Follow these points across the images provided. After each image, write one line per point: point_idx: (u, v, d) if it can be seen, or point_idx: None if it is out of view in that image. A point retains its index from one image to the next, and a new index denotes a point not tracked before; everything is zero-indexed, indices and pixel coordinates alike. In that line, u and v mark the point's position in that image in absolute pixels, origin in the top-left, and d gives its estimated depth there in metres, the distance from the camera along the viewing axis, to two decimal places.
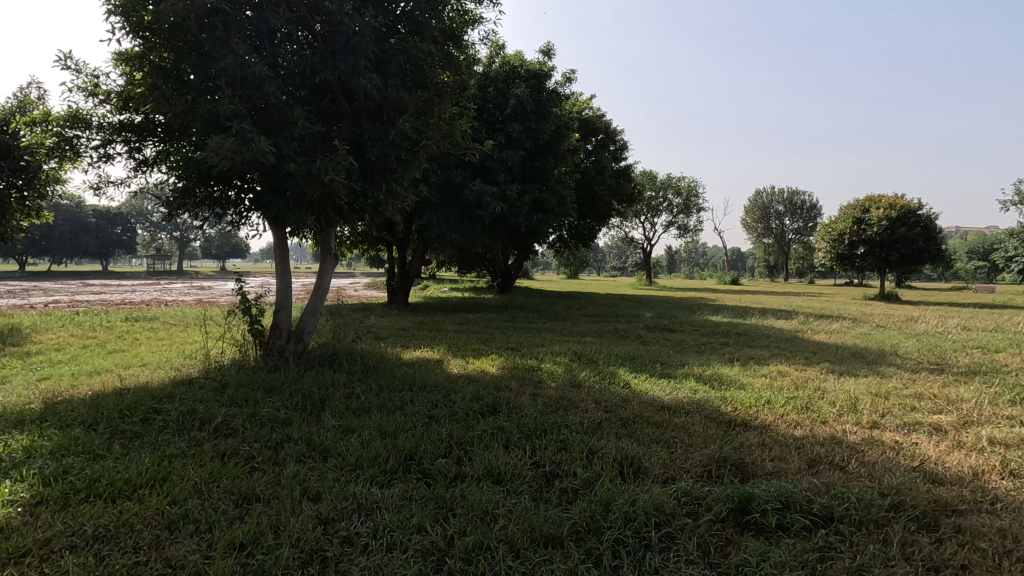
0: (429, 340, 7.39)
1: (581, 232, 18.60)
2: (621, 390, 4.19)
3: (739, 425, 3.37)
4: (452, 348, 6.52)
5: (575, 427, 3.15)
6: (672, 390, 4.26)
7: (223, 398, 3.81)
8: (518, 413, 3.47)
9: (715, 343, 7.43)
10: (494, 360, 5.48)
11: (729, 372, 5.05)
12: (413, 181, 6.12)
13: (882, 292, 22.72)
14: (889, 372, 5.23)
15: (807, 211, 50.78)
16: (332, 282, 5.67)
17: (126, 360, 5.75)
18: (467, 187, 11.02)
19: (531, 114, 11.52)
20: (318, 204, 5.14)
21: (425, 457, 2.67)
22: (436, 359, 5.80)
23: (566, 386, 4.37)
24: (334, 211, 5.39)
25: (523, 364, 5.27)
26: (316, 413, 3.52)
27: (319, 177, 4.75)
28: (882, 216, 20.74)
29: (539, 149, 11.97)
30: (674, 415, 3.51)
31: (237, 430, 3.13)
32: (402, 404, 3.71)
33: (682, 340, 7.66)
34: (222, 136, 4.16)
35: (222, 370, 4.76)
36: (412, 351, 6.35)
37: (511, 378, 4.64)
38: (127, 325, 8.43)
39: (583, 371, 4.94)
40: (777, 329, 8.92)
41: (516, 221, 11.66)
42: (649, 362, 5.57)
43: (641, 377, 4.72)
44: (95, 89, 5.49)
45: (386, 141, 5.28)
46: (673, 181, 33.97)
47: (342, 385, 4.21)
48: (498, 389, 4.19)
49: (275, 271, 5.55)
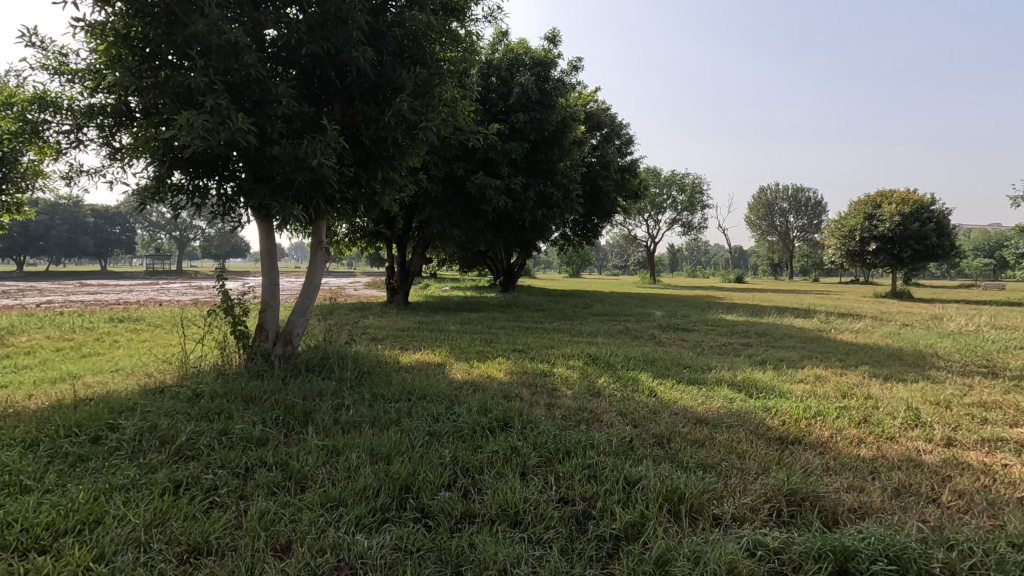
0: (429, 341, 6.88)
1: (586, 229, 18.10)
2: (648, 400, 3.68)
3: (793, 444, 2.86)
4: (455, 351, 6.01)
5: (603, 448, 2.66)
6: (705, 399, 3.76)
7: (195, 411, 3.32)
8: (532, 428, 2.97)
9: (737, 343, 6.92)
10: (501, 365, 4.98)
11: (763, 378, 4.54)
12: (411, 169, 5.62)
13: (894, 290, 22.16)
14: (939, 376, 4.71)
15: (812, 209, 50.22)
16: (323, 279, 5.19)
17: (98, 364, 5.26)
18: (469, 180, 10.53)
19: (536, 104, 11.02)
20: (306, 192, 4.65)
21: (425, 489, 2.18)
22: (438, 363, 5.29)
23: (584, 394, 3.87)
24: (324, 201, 4.91)
25: (534, 368, 4.77)
26: (298, 430, 3.04)
27: (307, 160, 4.26)
28: (894, 212, 20.22)
29: (545, 141, 11.46)
30: (715, 431, 3.01)
31: (202, 453, 2.64)
32: (398, 418, 3.22)
33: (700, 341, 7.15)
34: (193, 113, 3.67)
35: (199, 376, 4.28)
36: (412, 354, 5.85)
37: (522, 386, 4.13)
38: (110, 326, 7.93)
39: (601, 377, 4.43)
40: (799, 328, 8.41)
41: (520, 216, 11.17)
42: (672, 366, 5.06)
43: (667, 383, 4.21)
44: (62, 68, 5.00)
45: (381, 124, 4.79)
46: (677, 177, 33.45)
47: (331, 394, 3.72)
48: (507, 399, 3.68)
49: (262, 268, 5.06)
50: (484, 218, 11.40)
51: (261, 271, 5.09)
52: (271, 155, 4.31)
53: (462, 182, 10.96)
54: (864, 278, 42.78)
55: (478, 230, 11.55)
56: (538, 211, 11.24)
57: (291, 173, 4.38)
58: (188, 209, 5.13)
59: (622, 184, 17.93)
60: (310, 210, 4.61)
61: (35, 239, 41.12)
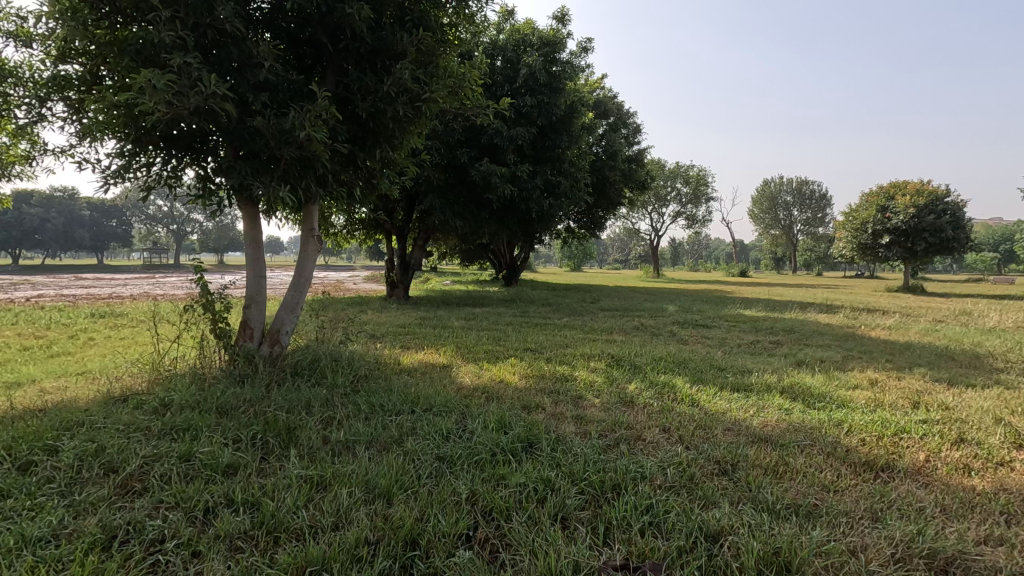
0: (432, 340, 6.33)
1: (592, 221, 17.53)
2: (692, 413, 3.13)
3: (888, 473, 2.32)
4: (462, 351, 5.47)
5: (656, 480, 2.12)
6: (757, 411, 3.22)
7: (157, 426, 2.79)
8: (565, 452, 2.43)
9: (767, 342, 6.37)
10: (515, 367, 4.44)
11: (814, 383, 3.99)
12: (412, 148, 5.05)
13: (907, 283, 21.61)
14: (1012, 381, 4.16)
15: (817, 202, 49.60)
16: (314, 272, 4.64)
17: (64, 366, 4.70)
18: (473, 167, 9.95)
19: (544, 87, 10.45)
20: (295, 171, 4.10)
21: (436, 547, 1.65)
22: (443, 365, 4.75)
23: (617, 404, 3.32)
24: (316, 182, 4.35)
25: (553, 372, 4.23)
26: (278, 452, 2.50)
27: (294, 133, 3.70)
28: (909, 204, 19.64)
29: (553, 127, 10.89)
30: (786, 454, 2.47)
31: (155, 487, 2.11)
32: (400, 436, 2.68)
33: (725, 339, 6.60)
34: (157, 73, 3.11)
35: (172, 381, 3.74)
36: (414, 355, 5.29)
37: (542, 394, 3.58)
38: (88, 322, 7.36)
39: (631, 382, 3.89)
40: (826, 325, 7.87)
41: (525, 206, 10.61)
42: (707, 368, 4.51)
43: (707, 390, 3.67)
44: (19, 31, 4.42)
45: (379, 95, 4.23)
46: (682, 169, 32.85)
47: (320, 404, 3.17)
48: (527, 411, 3.13)
49: (246, 258, 4.52)
50: (489, 208, 10.84)
51: (245, 261, 4.54)
52: (253, 126, 3.75)
53: (466, 169, 10.39)
54: (871, 272, 42.17)
55: (482, 221, 10.98)
56: (545, 201, 10.67)
57: (278, 149, 3.83)
58: (162, 194, 4.56)
59: (630, 175, 17.36)
60: (300, 192, 4.06)
61: (30, 232, 40.51)
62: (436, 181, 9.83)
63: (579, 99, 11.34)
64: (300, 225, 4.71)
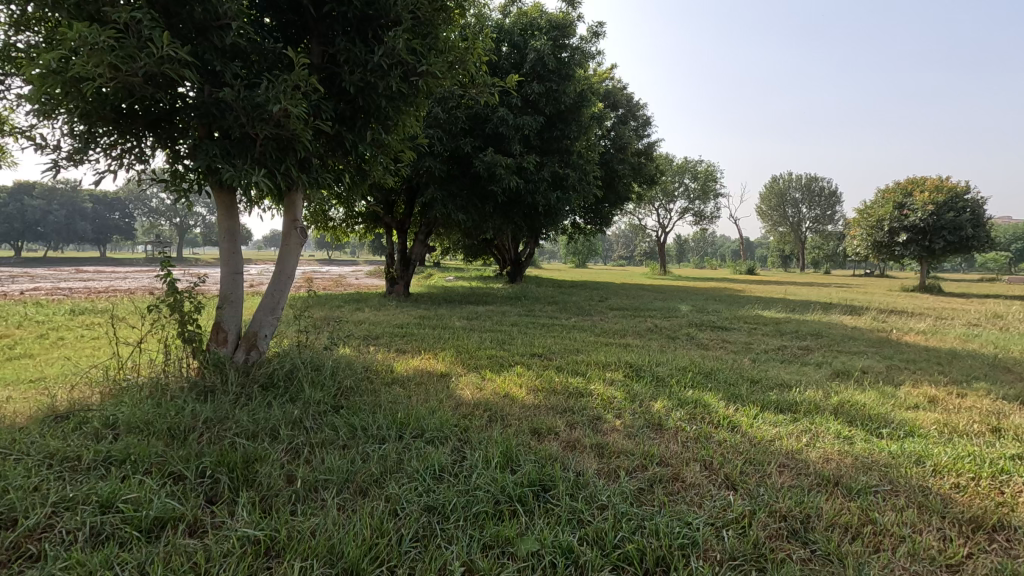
0: (430, 342, 5.82)
1: (599, 217, 16.97)
2: (737, 444, 2.61)
3: (1010, 539, 1.80)
4: (463, 356, 4.95)
5: (712, 553, 1.62)
6: (813, 440, 2.70)
7: (86, 456, 2.28)
8: (588, 502, 1.92)
9: (796, 347, 5.83)
10: (522, 378, 3.93)
11: (866, 401, 3.45)
12: (408, 131, 4.53)
13: (923, 282, 20.98)
14: None
15: (826, 198, 48.80)
16: (297, 268, 4.13)
17: (19, 372, 4.20)
18: (477, 157, 9.42)
19: (552, 74, 9.93)
20: (274, 152, 3.60)
21: None
22: (441, 374, 4.24)
23: (642, 429, 2.82)
24: (298, 166, 3.83)
25: (566, 384, 3.72)
26: (227, 498, 2.00)
27: (268, 108, 3.19)
28: (927, 200, 18.99)
29: (561, 116, 10.36)
30: (870, 506, 1.95)
31: (53, 552, 1.61)
32: (381, 476, 2.18)
33: (748, 344, 6.06)
34: (97, 29, 2.59)
35: (128, 395, 3.24)
36: (410, 360, 4.78)
37: (554, 414, 3.07)
38: (63, 320, 6.85)
39: (656, 399, 3.37)
40: (855, 328, 7.32)
41: (532, 199, 10.09)
42: (738, 381, 3.98)
43: (747, 410, 3.14)
44: None
45: (370, 68, 3.71)
46: (690, 164, 32.17)
47: (292, 428, 2.68)
48: (538, 439, 2.63)
49: (222, 251, 4.00)
50: (493, 201, 10.32)
51: (220, 257, 4.04)
52: (222, 100, 3.24)
53: (469, 160, 9.86)
54: (882, 271, 41.39)
55: (486, 215, 10.46)
56: (552, 194, 10.14)
57: (252, 127, 3.32)
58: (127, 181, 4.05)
59: (639, 169, 16.80)
60: (279, 177, 3.55)
61: (31, 224, 40.19)
62: (438, 172, 9.30)
63: (589, 88, 10.81)
64: (283, 215, 4.18)
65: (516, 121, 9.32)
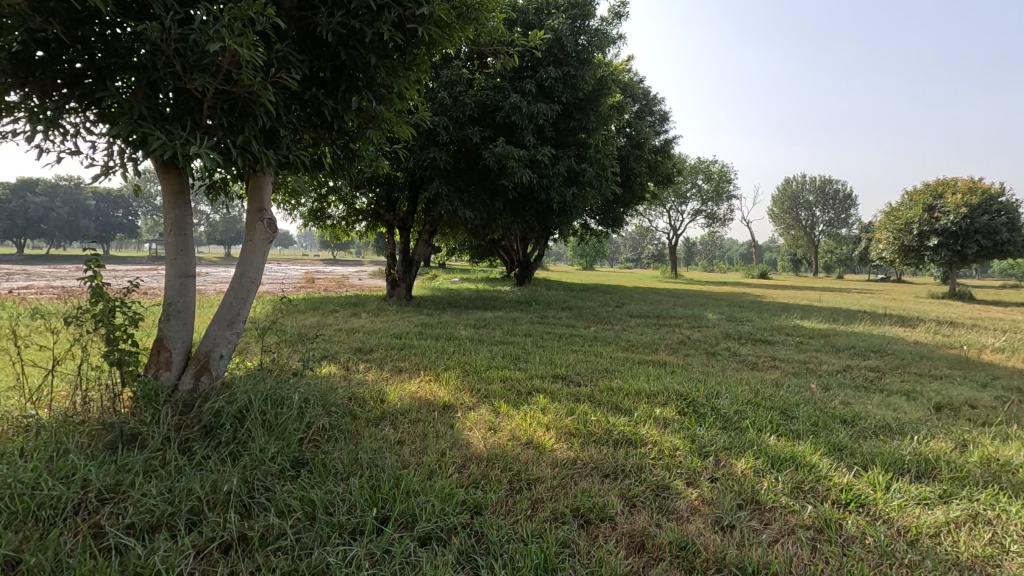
0: (431, 358, 4.94)
1: (612, 217, 16.06)
2: (889, 547, 1.72)
3: None
4: (471, 379, 4.06)
5: None
6: (1001, 537, 1.79)
7: None
8: None
9: (864, 369, 4.93)
10: (548, 416, 3.03)
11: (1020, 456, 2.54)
12: (405, 101, 3.65)
13: (952, 288, 19.89)
14: None
15: (840, 202, 47.68)
16: (261, 268, 3.27)
17: None
18: (487, 149, 8.56)
19: (569, 58, 9.07)
20: (231, 119, 2.75)
21: None
22: (444, 406, 3.36)
23: (735, 514, 1.92)
24: (260, 138, 2.96)
25: (607, 427, 2.83)
26: None
27: (208, 51, 2.34)
28: (959, 202, 17.96)
29: (578, 104, 9.50)
30: None
31: None
32: None
33: (805, 364, 5.15)
34: None
35: (14, 443, 2.36)
36: (405, 384, 3.89)
37: (600, 482, 2.19)
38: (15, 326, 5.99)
39: (735, 455, 2.48)
40: (918, 343, 6.39)
41: (546, 195, 9.22)
42: (826, 421, 3.09)
43: (869, 475, 2.25)
44: None
45: (354, 9, 2.84)
46: (702, 164, 31.29)
47: (220, 512, 1.81)
48: (586, 536, 1.74)
49: (167, 248, 3.14)
50: (503, 197, 9.45)
51: (165, 256, 3.17)
52: (148, 42, 2.38)
53: (478, 152, 9.01)
54: (896, 276, 40.18)
55: (495, 213, 9.60)
56: (568, 190, 9.27)
57: (193, 80, 2.47)
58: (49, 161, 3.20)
59: (656, 167, 15.93)
60: (235, 152, 2.70)
61: (34, 221, 39.79)
62: (443, 164, 8.44)
63: (608, 75, 9.94)
64: (246, 203, 3.29)
65: (530, 108, 8.44)
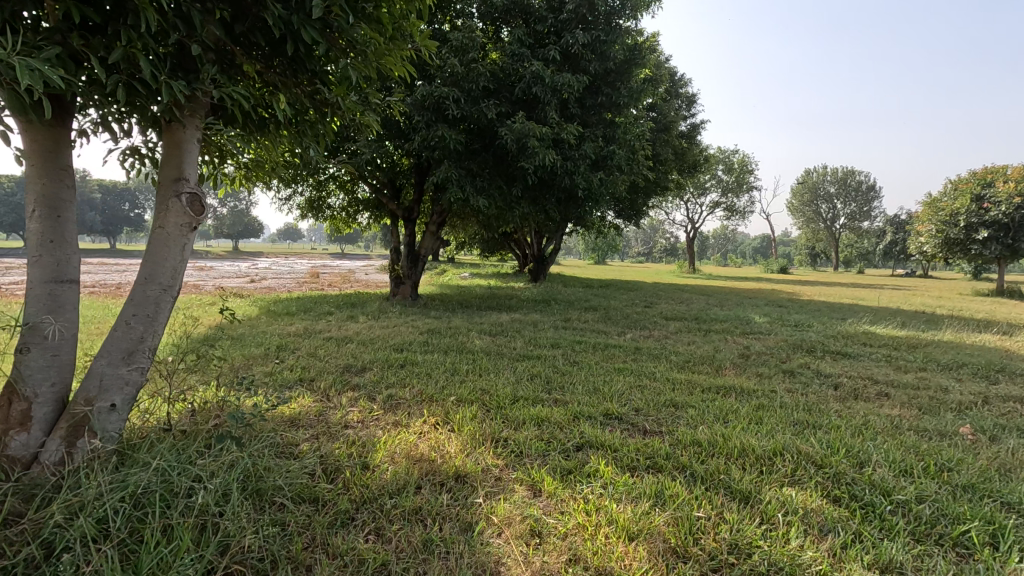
0: (438, 382, 3.79)
1: (634, 208, 14.83)
2: None
3: None
4: (491, 420, 2.92)
5: None
6: None
7: None
8: None
9: (1014, 401, 3.71)
10: (626, 511, 1.87)
11: None
12: (394, 21, 2.49)
13: (1000, 285, 18.44)
14: None
15: (864, 193, 45.88)
16: (176, 266, 2.14)
17: None
18: (503, 126, 7.38)
19: (598, 21, 7.83)
20: (94, 17, 1.62)
21: None
22: (454, 477, 2.22)
23: None
24: (159, 56, 1.83)
25: (736, 544, 1.67)
26: None
27: None
28: (1013, 192, 16.47)
29: (605, 77, 8.31)
30: None
31: None
32: None
33: (924, 391, 3.96)
34: None
35: None
36: (402, 432, 2.74)
37: None
38: None
39: None
40: None
41: (570, 180, 8.03)
42: None
43: None
44: None
45: None
46: (724, 153, 29.80)
47: None
48: None
49: (31, 238, 2.00)
50: (522, 182, 8.27)
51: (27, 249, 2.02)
52: None
53: (493, 130, 7.85)
54: (923, 270, 38.39)
55: (512, 201, 8.43)
56: (595, 175, 8.09)
57: None
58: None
59: (683, 152, 14.66)
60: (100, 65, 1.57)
61: None
62: (453, 144, 7.29)
63: (640, 44, 8.69)
64: (158, 170, 2.15)
65: (554, 78, 7.24)
